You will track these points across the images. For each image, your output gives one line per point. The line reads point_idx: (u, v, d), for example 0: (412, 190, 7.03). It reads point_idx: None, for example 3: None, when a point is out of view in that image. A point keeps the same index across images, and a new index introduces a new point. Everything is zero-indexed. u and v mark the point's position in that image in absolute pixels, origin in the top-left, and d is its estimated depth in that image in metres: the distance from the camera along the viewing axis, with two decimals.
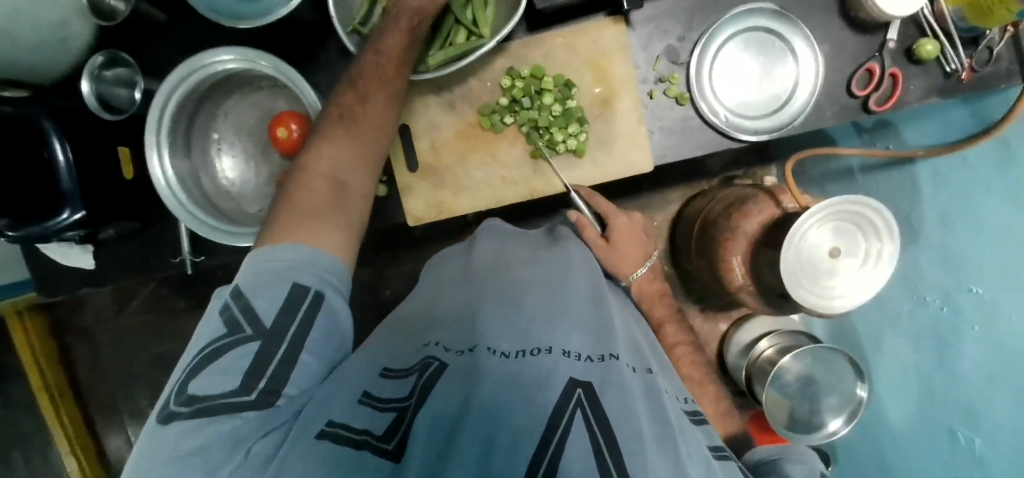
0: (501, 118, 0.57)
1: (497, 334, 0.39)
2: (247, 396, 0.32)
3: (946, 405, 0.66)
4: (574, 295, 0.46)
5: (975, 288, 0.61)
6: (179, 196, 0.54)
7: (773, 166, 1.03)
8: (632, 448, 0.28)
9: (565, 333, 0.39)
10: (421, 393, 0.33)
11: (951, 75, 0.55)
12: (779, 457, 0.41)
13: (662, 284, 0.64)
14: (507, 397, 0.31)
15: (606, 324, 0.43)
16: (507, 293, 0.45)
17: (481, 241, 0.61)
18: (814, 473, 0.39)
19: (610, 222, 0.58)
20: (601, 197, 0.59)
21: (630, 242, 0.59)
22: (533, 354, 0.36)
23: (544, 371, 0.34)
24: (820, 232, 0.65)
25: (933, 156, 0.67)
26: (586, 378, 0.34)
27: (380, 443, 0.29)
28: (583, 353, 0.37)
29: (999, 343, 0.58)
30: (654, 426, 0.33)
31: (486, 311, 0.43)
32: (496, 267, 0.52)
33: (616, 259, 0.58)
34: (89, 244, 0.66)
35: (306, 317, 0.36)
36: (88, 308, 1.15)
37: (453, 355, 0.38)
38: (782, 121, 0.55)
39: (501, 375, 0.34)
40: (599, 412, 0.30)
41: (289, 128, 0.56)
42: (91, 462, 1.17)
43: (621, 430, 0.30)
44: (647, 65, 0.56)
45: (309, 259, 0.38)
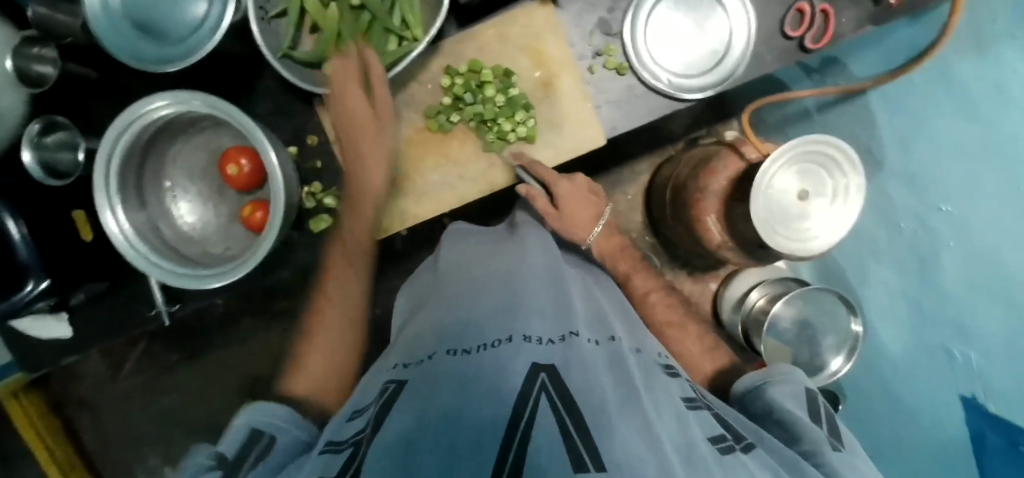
0: (448, 118, 0.57)
1: (461, 337, 0.41)
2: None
3: (938, 328, 0.68)
4: (530, 284, 0.48)
5: (944, 206, 0.66)
6: (138, 247, 0.53)
7: (733, 121, 1.05)
8: (598, 417, 0.29)
9: (526, 318, 0.42)
10: (376, 420, 0.32)
11: (881, 1, 0.55)
12: (763, 382, 0.41)
13: (620, 240, 0.66)
14: (462, 398, 0.31)
15: (565, 304, 0.47)
16: (470, 296, 0.48)
17: (446, 252, 0.63)
18: (799, 392, 0.39)
19: (555, 188, 0.58)
20: (541, 165, 0.57)
21: (579, 203, 0.59)
22: (495, 346, 0.38)
23: (503, 361, 0.35)
24: (786, 175, 0.66)
25: (883, 82, 0.68)
26: (548, 361, 0.36)
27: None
28: (544, 336, 0.40)
29: (982, 252, 0.62)
30: (619, 390, 0.34)
31: (451, 318, 0.45)
32: (455, 274, 0.55)
33: (572, 223, 0.59)
34: (63, 313, 0.65)
35: (260, 458, 0.34)
36: (81, 378, 1.14)
37: (412, 368, 0.39)
38: (724, 74, 0.55)
39: (465, 370, 0.35)
40: (563, 388, 0.32)
41: (239, 164, 0.56)
42: None
43: (587, 405, 0.31)
44: (582, 42, 0.56)
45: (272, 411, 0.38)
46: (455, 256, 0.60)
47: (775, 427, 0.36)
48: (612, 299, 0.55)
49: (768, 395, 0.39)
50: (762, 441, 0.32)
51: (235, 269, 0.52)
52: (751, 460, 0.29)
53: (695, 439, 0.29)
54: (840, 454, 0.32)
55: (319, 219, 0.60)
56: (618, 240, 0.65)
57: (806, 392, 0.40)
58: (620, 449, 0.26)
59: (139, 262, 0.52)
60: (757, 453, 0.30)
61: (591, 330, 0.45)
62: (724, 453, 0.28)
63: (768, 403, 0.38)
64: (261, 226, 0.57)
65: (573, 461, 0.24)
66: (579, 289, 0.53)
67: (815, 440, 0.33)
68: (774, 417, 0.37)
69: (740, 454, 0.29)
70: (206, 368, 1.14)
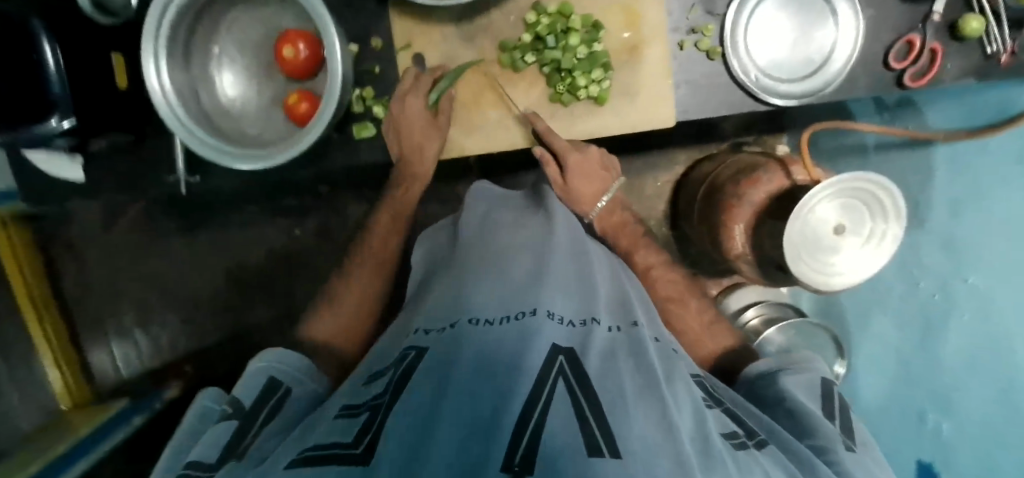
0: (523, 57, 0.56)
1: (478, 307, 0.42)
2: (216, 469, 0.33)
3: (916, 391, 0.74)
4: (555, 260, 0.49)
5: (970, 278, 0.69)
6: (176, 109, 0.51)
7: (785, 137, 1.04)
8: (615, 404, 0.30)
9: (550, 295, 0.43)
10: (396, 387, 0.35)
11: (991, 57, 0.53)
12: (778, 370, 0.47)
13: (624, 216, 0.65)
14: (483, 370, 0.33)
15: (588, 287, 0.47)
16: (495, 266, 0.48)
17: (468, 209, 0.64)
18: (813, 380, 0.46)
19: (563, 160, 0.58)
20: (554, 136, 0.57)
21: (585, 177, 0.60)
22: (518, 317, 0.39)
23: (526, 334, 0.37)
24: (829, 206, 0.63)
25: (954, 140, 0.66)
26: (568, 345, 0.37)
27: (347, 450, 0.28)
28: (566, 317, 0.41)
29: (990, 334, 0.67)
30: (639, 378, 0.35)
31: (470, 284, 0.46)
32: (479, 238, 0.55)
33: (574, 197, 0.61)
34: (79, 156, 0.63)
35: (277, 404, 0.43)
36: (77, 222, 1.18)
37: (434, 335, 0.41)
38: (814, 87, 0.53)
39: (484, 345, 0.36)
40: (581, 373, 0.33)
41: (296, 47, 0.53)
42: (75, 372, 1.21)
43: (604, 389, 0.32)
44: (679, 13, 0.55)
45: (288, 363, 0.47)
46: (477, 221, 0.60)
47: (786, 417, 0.42)
48: (634, 284, 0.56)
49: (782, 385, 0.44)
50: (775, 437, 0.36)
51: (272, 156, 0.50)
52: (764, 458, 0.32)
53: (711, 437, 0.30)
54: (850, 452, 0.37)
55: (364, 126, 0.59)
56: (625, 216, 0.64)
57: (818, 385, 0.46)
58: (638, 440, 0.27)
59: (177, 130, 0.50)
60: (769, 450, 0.33)
61: (612, 316, 0.46)
62: (740, 450, 0.31)
63: (781, 392, 0.43)
64: (304, 119, 0.55)
65: (587, 448, 0.25)
66: (606, 272, 0.54)
67: (828, 438, 0.37)
68: (786, 407, 0.42)
69: (754, 450, 0.32)
70: (203, 243, 1.19)
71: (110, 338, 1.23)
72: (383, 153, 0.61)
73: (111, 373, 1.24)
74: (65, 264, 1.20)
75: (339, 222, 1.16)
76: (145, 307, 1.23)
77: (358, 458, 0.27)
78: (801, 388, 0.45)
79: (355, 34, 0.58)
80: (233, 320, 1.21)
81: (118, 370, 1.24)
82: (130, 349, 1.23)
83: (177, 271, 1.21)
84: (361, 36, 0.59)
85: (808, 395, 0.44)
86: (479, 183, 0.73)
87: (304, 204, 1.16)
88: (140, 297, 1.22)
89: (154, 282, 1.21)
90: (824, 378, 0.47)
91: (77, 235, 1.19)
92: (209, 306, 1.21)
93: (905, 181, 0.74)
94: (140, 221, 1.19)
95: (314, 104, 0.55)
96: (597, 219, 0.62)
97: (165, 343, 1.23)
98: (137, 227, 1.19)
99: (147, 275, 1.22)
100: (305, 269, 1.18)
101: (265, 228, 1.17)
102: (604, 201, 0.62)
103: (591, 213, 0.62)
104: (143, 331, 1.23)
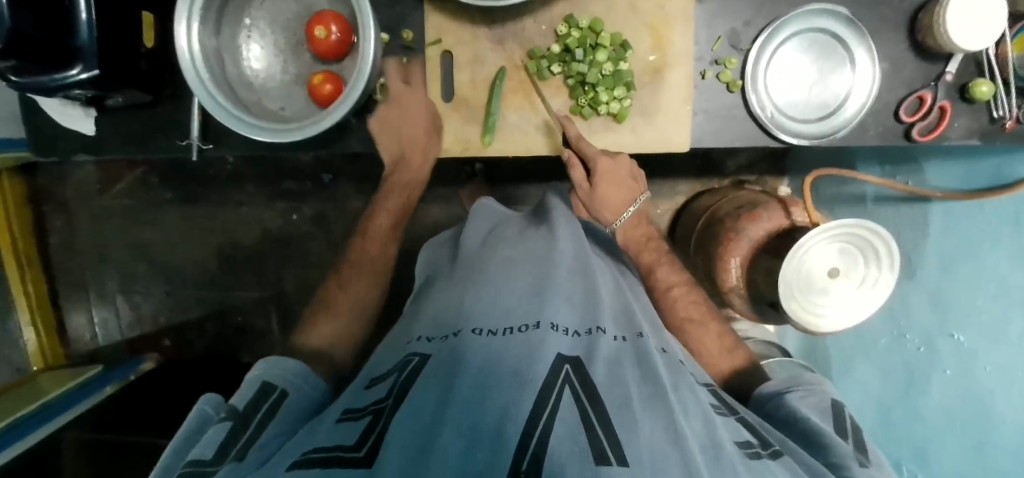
0: (549, 66, 0.58)
1: (479, 317, 0.43)
2: (217, 467, 0.34)
3: (897, 442, 0.77)
4: (561, 269, 0.50)
5: (957, 334, 0.66)
6: (200, 73, 0.51)
7: (786, 179, 1.08)
8: (622, 413, 0.31)
9: (553, 306, 0.43)
10: (398, 394, 0.37)
11: (996, 121, 0.55)
12: (788, 392, 0.48)
13: (650, 229, 0.64)
14: (487, 376, 0.33)
15: (593, 294, 0.48)
16: (497, 277, 0.49)
17: (474, 221, 0.66)
18: (825, 405, 0.48)
19: (593, 167, 0.58)
20: (584, 141, 0.57)
21: (611, 184, 0.59)
22: (523, 329, 0.39)
23: (534, 343, 0.37)
24: (824, 249, 0.64)
25: (951, 200, 0.67)
26: (573, 352, 0.37)
27: (349, 453, 0.30)
28: (572, 327, 0.42)
29: (971, 390, 0.65)
30: (646, 389, 0.35)
31: (472, 294, 0.48)
32: (483, 254, 0.57)
33: (598, 204, 0.61)
34: (94, 109, 0.63)
35: (274, 405, 0.43)
36: (72, 181, 1.17)
37: (437, 346, 0.43)
38: (827, 130, 0.55)
39: (485, 355, 0.36)
40: (588, 382, 0.34)
41: (329, 29, 0.54)
42: (51, 334, 1.19)
43: (611, 398, 0.33)
44: (706, 44, 0.58)
45: (279, 367, 0.48)
46: (480, 237, 0.62)
47: (800, 437, 0.43)
48: (642, 301, 0.56)
49: (795, 407, 0.46)
50: (789, 450, 0.38)
51: (293, 130, 0.50)
52: (775, 464, 0.33)
53: (722, 444, 0.31)
54: (862, 468, 0.38)
55: (383, 115, 0.60)
56: (651, 230, 0.63)
57: (831, 406, 0.48)
58: (644, 447, 0.28)
59: (209, 103, 0.51)
60: (782, 460, 0.35)
61: (618, 326, 0.46)
62: (753, 459, 0.33)
63: (794, 413, 0.45)
64: (327, 100, 0.56)
65: (595, 456, 0.26)
66: (607, 282, 0.54)
67: (842, 455, 0.39)
68: (799, 427, 0.44)
69: (767, 461, 0.33)
70: (197, 215, 1.18)
71: (91, 304, 1.22)
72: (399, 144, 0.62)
73: (88, 337, 1.23)
74: (56, 222, 1.19)
75: (336, 211, 1.14)
76: (130, 274, 1.21)
77: (362, 461, 0.29)
78: (812, 409, 0.47)
79: (387, 24, 0.60)
80: (216, 298, 1.20)
81: (94, 335, 1.23)
82: (111, 315, 1.22)
83: (167, 242, 1.20)
84: (393, 27, 0.60)
85: (820, 416, 0.46)
86: (483, 199, 0.73)
87: (303, 189, 1.14)
88: (125, 263, 1.21)
89: (144, 249, 1.20)
90: (834, 400, 0.49)
91: (71, 193, 1.18)
92: (194, 282, 1.20)
93: (901, 234, 0.76)
94: (136, 187, 1.17)
95: (338, 87, 0.56)
96: (620, 230, 0.62)
97: (147, 313, 1.22)
98: (132, 191, 1.18)
99: (134, 242, 1.20)
100: (297, 255, 1.17)
101: (262, 210, 1.16)
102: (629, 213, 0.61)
103: (614, 223, 0.62)
104: (127, 298, 1.22)
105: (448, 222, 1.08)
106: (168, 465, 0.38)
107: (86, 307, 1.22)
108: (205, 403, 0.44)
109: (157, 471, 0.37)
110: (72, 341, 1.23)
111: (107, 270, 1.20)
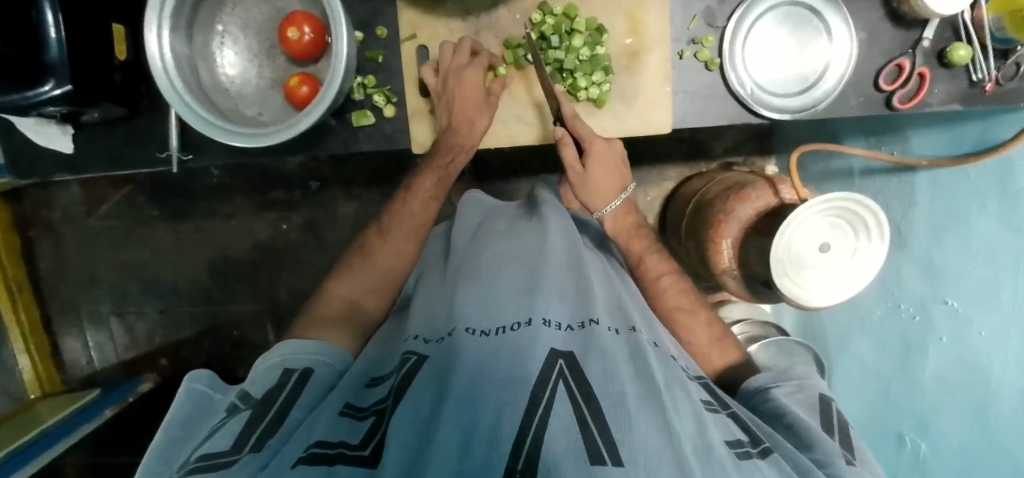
0: (526, 55, 0.57)
1: (469, 313, 0.42)
2: (236, 456, 0.33)
3: (898, 413, 0.78)
4: (552, 262, 0.49)
5: (951, 300, 0.66)
6: (173, 81, 0.50)
7: (773, 158, 1.08)
8: (617, 407, 0.31)
9: (544, 301, 0.42)
10: (397, 391, 0.37)
11: (976, 84, 0.55)
12: (775, 386, 0.49)
13: (638, 218, 0.63)
14: (482, 375, 0.33)
15: (587, 286, 0.48)
16: (489, 273, 0.48)
17: (464, 216, 0.65)
18: (812, 400, 0.48)
19: (586, 149, 0.57)
20: (577, 120, 0.56)
21: (604, 167, 0.58)
22: (514, 328, 0.39)
23: (528, 340, 0.37)
24: (816, 224, 0.64)
25: (935, 167, 0.67)
26: (567, 348, 0.37)
27: (354, 451, 0.31)
28: (564, 322, 0.41)
29: (960, 355, 0.66)
30: (640, 384, 0.35)
31: (464, 289, 0.47)
32: (473, 250, 0.56)
33: (589, 186, 0.59)
34: (70, 126, 0.62)
35: (295, 390, 0.43)
36: (57, 205, 1.16)
37: (432, 344, 0.42)
38: (808, 103, 0.55)
39: (480, 353, 0.36)
40: (581, 377, 0.34)
41: (301, 31, 0.53)
42: (46, 359, 1.18)
43: (606, 393, 0.32)
44: (682, 24, 0.57)
45: (295, 353, 0.48)
46: (471, 231, 0.62)
47: (785, 430, 0.44)
48: (633, 296, 0.56)
49: (779, 402, 0.46)
50: (778, 447, 0.38)
51: (271, 134, 0.50)
52: (766, 465, 0.33)
53: (713, 443, 0.32)
54: (849, 466, 0.38)
55: (363, 114, 0.59)
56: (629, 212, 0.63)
57: (817, 401, 0.48)
58: (638, 446, 0.28)
59: (185, 112, 0.50)
60: (771, 458, 0.35)
61: (611, 320, 0.45)
62: (743, 459, 0.33)
63: (780, 407, 0.45)
64: (305, 102, 0.55)
65: (589, 456, 0.26)
66: (599, 276, 0.54)
67: (828, 453, 0.39)
68: (784, 421, 0.44)
69: (756, 460, 0.33)
70: (186, 231, 1.17)
71: (84, 327, 1.21)
72: (381, 143, 0.62)
73: (83, 360, 1.22)
74: (43, 246, 1.18)
75: (325, 217, 1.14)
76: (122, 293, 1.20)
77: (365, 460, 0.30)
78: (799, 404, 0.47)
79: (361, 22, 0.59)
80: (210, 313, 1.19)
81: (90, 358, 1.22)
82: (105, 337, 1.21)
83: (157, 259, 1.19)
84: (367, 25, 0.59)
85: (805, 411, 0.46)
86: (473, 190, 0.72)
87: (291, 198, 1.13)
88: (116, 284, 1.20)
89: (134, 268, 1.19)
90: (822, 394, 0.49)
91: (56, 216, 1.17)
92: (187, 298, 1.19)
93: (889, 205, 0.76)
94: (121, 206, 1.16)
95: (315, 88, 0.55)
96: (608, 218, 0.61)
97: (141, 332, 1.21)
98: (119, 211, 1.17)
99: (124, 262, 1.19)
100: (289, 264, 1.16)
101: (251, 221, 1.15)
102: (619, 201, 0.60)
103: (602, 210, 0.61)
104: (120, 318, 1.21)
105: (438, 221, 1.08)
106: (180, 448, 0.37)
107: (80, 330, 1.21)
108: (195, 381, 0.44)
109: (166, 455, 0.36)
110: (68, 366, 1.22)
111: (97, 291, 1.19)
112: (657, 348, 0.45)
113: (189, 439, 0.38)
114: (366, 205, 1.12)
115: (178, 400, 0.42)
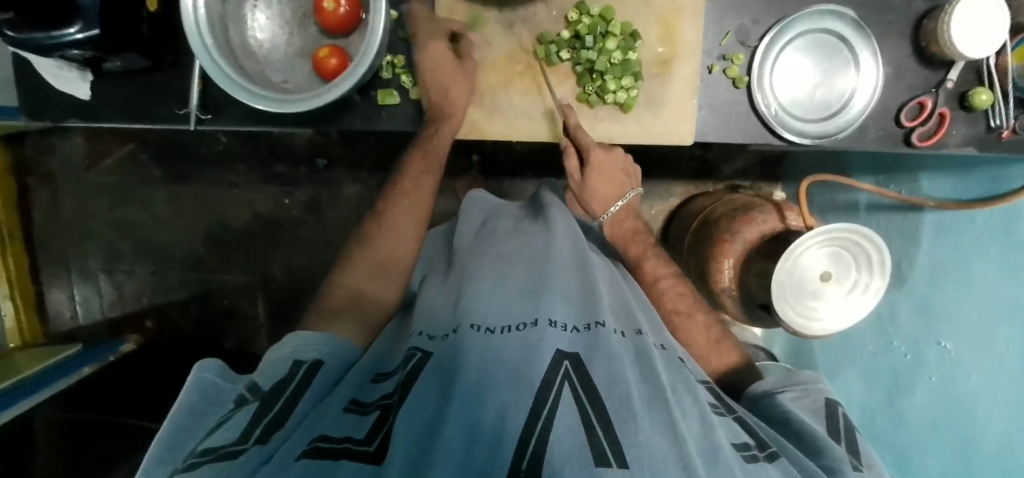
0: (558, 51, 0.58)
1: (477, 312, 0.42)
2: (243, 448, 0.33)
3: (882, 447, 0.78)
4: (560, 264, 0.49)
5: (944, 342, 0.67)
6: (203, 36, 0.50)
7: (779, 185, 1.09)
8: (623, 412, 0.31)
9: (551, 303, 0.42)
10: (401, 388, 0.37)
11: (993, 130, 0.56)
12: (780, 391, 0.49)
13: (637, 224, 0.64)
14: (488, 371, 0.33)
15: (592, 289, 0.47)
16: (495, 273, 0.48)
17: (467, 214, 0.66)
18: (818, 406, 0.49)
19: (587, 158, 0.59)
20: (582, 130, 0.57)
21: (605, 176, 0.61)
22: (520, 327, 0.39)
23: (533, 340, 0.37)
24: (817, 253, 0.65)
25: (942, 209, 0.68)
26: (572, 350, 0.37)
27: (358, 447, 0.31)
28: (570, 324, 0.41)
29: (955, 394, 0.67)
30: (645, 385, 0.35)
31: (472, 286, 0.47)
32: (481, 248, 0.56)
33: (590, 195, 0.61)
34: (90, 73, 0.61)
35: (303, 380, 0.43)
36: (58, 155, 1.14)
37: (437, 343, 0.42)
38: (830, 130, 0.56)
39: (484, 352, 0.36)
40: (587, 379, 0.33)
41: (337, 3, 0.53)
42: (30, 311, 1.16)
43: (611, 397, 0.32)
44: (714, 39, 0.58)
45: (292, 348, 0.48)
46: (474, 230, 0.62)
47: (792, 436, 0.44)
48: (638, 301, 0.56)
49: (786, 407, 0.47)
50: (784, 451, 0.39)
51: (296, 102, 0.49)
52: (772, 468, 0.34)
53: (719, 446, 0.32)
54: (857, 472, 0.39)
55: (389, 93, 0.59)
56: (638, 225, 0.64)
57: (823, 406, 0.49)
58: (644, 450, 0.28)
59: (213, 70, 0.50)
60: (778, 462, 0.35)
61: (617, 321, 0.45)
62: (750, 462, 0.33)
63: (787, 413, 0.46)
64: (332, 74, 0.55)
65: (594, 458, 0.26)
66: (606, 279, 0.54)
67: (835, 459, 0.40)
68: (791, 428, 0.45)
69: (765, 464, 0.34)
70: (186, 194, 1.16)
71: (73, 281, 1.19)
72: (403, 124, 0.61)
73: (67, 315, 1.20)
74: (39, 195, 1.16)
75: (329, 195, 1.13)
76: (114, 251, 1.19)
77: (370, 456, 0.30)
78: (804, 410, 0.48)
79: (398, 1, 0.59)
80: (202, 280, 1.18)
81: (74, 314, 1.20)
82: (93, 293, 1.19)
83: (155, 220, 1.17)
84: (402, 4, 0.59)
85: (811, 416, 0.47)
86: (477, 190, 0.72)
87: (296, 173, 1.13)
88: (110, 241, 1.18)
89: (130, 227, 1.18)
90: (827, 399, 0.50)
91: (56, 166, 1.15)
92: (181, 263, 1.18)
93: (892, 242, 0.77)
94: (124, 163, 1.15)
95: (343, 61, 0.55)
96: (608, 223, 0.62)
97: (131, 292, 1.19)
98: (121, 167, 1.15)
99: (121, 220, 1.17)
100: (286, 238, 1.16)
101: (253, 192, 1.14)
102: (618, 207, 0.62)
103: (602, 216, 0.62)
104: (110, 276, 1.19)
105: (442, 212, 1.07)
106: (183, 435, 0.37)
107: (68, 284, 1.19)
108: (205, 370, 0.43)
109: (171, 440, 0.36)
110: (52, 319, 1.20)
111: (90, 246, 1.18)
112: (661, 351, 0.45)
113: (197, 427, 0.38)
114: (372, 188, 1.12)
115: (185, 387, 0.42)
